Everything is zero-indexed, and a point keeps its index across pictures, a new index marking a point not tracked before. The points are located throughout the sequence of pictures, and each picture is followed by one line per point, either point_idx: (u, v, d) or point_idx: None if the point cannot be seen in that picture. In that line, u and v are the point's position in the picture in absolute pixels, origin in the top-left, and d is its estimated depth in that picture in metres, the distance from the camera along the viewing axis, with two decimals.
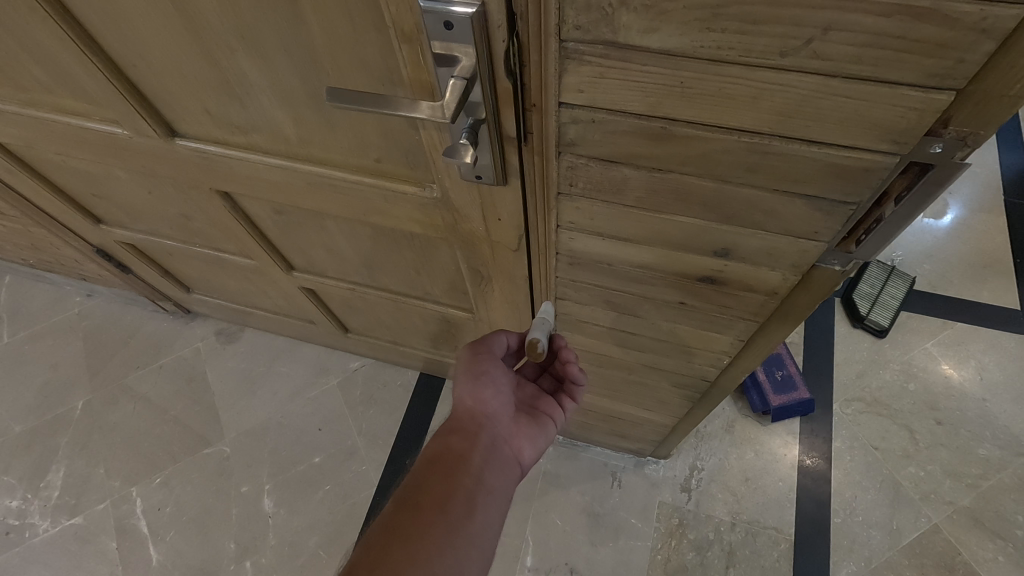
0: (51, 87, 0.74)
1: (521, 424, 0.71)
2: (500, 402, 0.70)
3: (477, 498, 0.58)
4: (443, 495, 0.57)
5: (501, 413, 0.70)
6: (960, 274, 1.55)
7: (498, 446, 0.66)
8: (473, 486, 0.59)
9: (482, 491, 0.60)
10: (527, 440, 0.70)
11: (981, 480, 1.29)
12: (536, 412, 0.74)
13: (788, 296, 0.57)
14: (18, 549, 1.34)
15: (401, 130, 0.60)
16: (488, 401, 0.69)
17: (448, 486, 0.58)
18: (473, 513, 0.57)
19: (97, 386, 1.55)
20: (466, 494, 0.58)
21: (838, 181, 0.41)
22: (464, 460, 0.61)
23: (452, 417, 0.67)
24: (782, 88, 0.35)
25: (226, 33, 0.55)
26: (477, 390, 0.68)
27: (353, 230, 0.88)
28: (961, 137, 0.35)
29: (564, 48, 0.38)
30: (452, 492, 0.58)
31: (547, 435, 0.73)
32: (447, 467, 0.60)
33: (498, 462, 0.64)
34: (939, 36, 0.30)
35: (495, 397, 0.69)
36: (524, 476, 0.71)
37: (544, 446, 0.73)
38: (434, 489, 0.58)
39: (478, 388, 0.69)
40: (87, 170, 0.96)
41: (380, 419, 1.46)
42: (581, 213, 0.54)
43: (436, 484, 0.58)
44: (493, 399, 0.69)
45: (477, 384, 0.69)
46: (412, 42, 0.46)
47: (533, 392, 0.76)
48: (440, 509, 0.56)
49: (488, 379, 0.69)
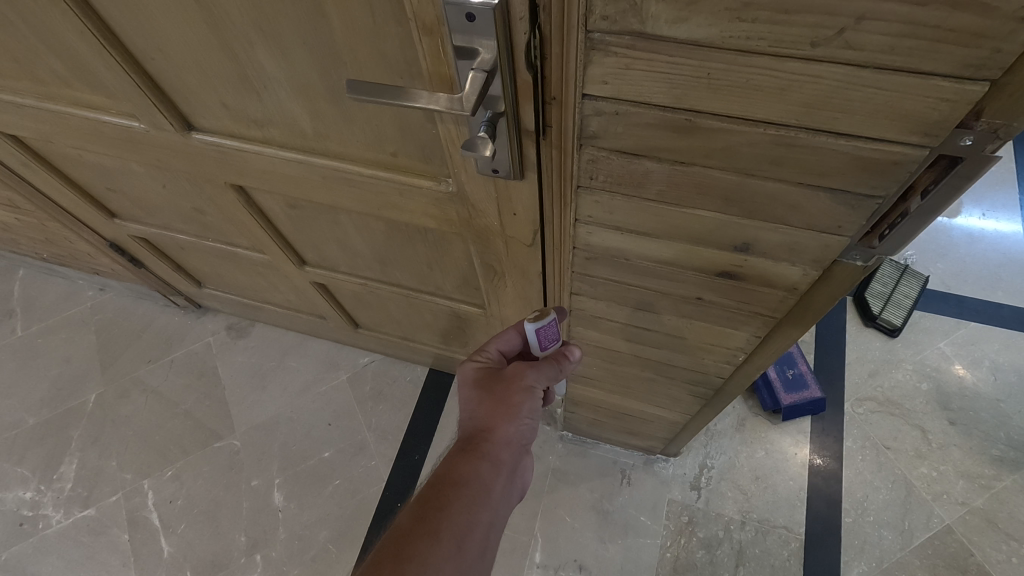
0: (69, 81, 0.74)
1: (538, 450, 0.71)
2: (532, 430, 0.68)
3: (489, 534, 0.59)
4: (461, 529, 0.57)
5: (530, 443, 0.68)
6: (974, 273, 1.54)
7: (518, 477, 0.66)
8: (491, 521, 0.60)
9: (495, 527, 0.60)
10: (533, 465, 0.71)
11: (994, 480, 1.28)
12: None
13: (807, 292, 0.56)
14: (31, 540, 1.35)
15: (418, 123, 0.60)
16: (526, 432, 0.66)
17: (468, 520, 0.58)
18: (484, 552, 0.58)
19: (110, 379, 1.56)
20: (483, 530, 0.58)
21: (865, 174, 0.40)
22: (490, 493, 0.60)
23: (484, 438, 0.64)
24: (811, 79, 0.35)
25: (246, 27, 0.55)
26: (523, 420, 0.65)
27: (366, 225, 0.88)
28: (993, 129, 0.35)
29: (590, 38, 0.38)
30: (471, 529, 0.57)
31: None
32: (471, 498, 0.59)
33: (512, 493, 0.65)
34: (974, 24, 0.29)
35: (532, 428, 0.67)
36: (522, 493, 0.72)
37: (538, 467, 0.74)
38: (455, 520, 0.57)
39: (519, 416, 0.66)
40: (103, 165, 0.97)
41: (389, 415, 1.46)
42: (600, 207, 0.53)
43: (458, 515, 0.57)
44: (530, 429, 0.67)
45: (524, 414, 0.65)
46: (433, 35, 0.46)
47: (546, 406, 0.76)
48: (457, 545, 0.55)
49: (529, 412, 0.66)
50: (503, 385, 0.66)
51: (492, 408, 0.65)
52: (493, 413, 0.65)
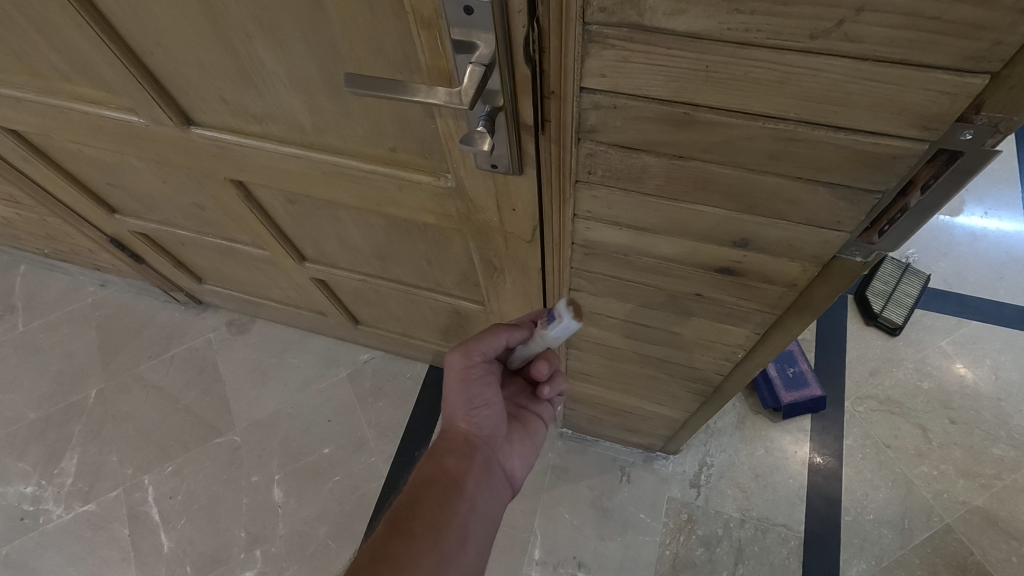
0: (68, 75, 0.74)
1: (514, 440, 0.73)
2: (494, 422, 0.70)
3: (470, 527, 0.60)
4: (435, 524, 0.58)
5: (495, 434, 0.70)
6: (976, 272, 1.53)
7: (490, 468, 0.68)
8: (466, 512, 0.61)
9: (475, 519, 0.62)
10: (518, 457, 0.73)
11: (995, 480, 1.28)
12: (526, 420, 0.76)
13: (807, 288, 0.56)
14: (32, 534, 1.35)
15: (417, 118, 0.60)
16: (483, 423, 0.69)
17: (442, 514, 0.59)
18: (465, 544, 0.59)
19: (111, 374, 1.57)
20: (459, 522, 0.60)
21: (865, 169, 0.40)
22: (459, 485, 0.63)
23: (444, 437, 0.68)
24: (810, 72, 0.35)
25: (244, 20, 0.55)
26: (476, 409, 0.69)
27: (366, 221, 0.88)
28: (993, 123, 0.34)
29: (587, 30, 0.38)
30: (445, 521, 0.59)
31: (535, 446, 0.76)
32: (442, 493, 0.62)
33: (488, 484, 0.66)
34: (975, 15, 0.29)
35: (491, 418, 0.69)
36: (515, 489, 0.73)
37: (533, 461, 0.76)
38: (428, 516, 0.58)
39: (473, 409, 0.68)
40: (103, 159, 0.97)
41: (389, 411, 1.47)
42: (599, 202, 0.53)
43: (431, 510, 0.59)
44: (489, 419, 0.69)
45: (473, 406, 0.68)
46: (431, 28, 0.46)
47: (525, 394, 0.78)
48: (433, 539, 0.57)
49: (482, 400, 0.68)
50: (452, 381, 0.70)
51: (446, 407, 0.69)
52: (449, 413, 0.69)
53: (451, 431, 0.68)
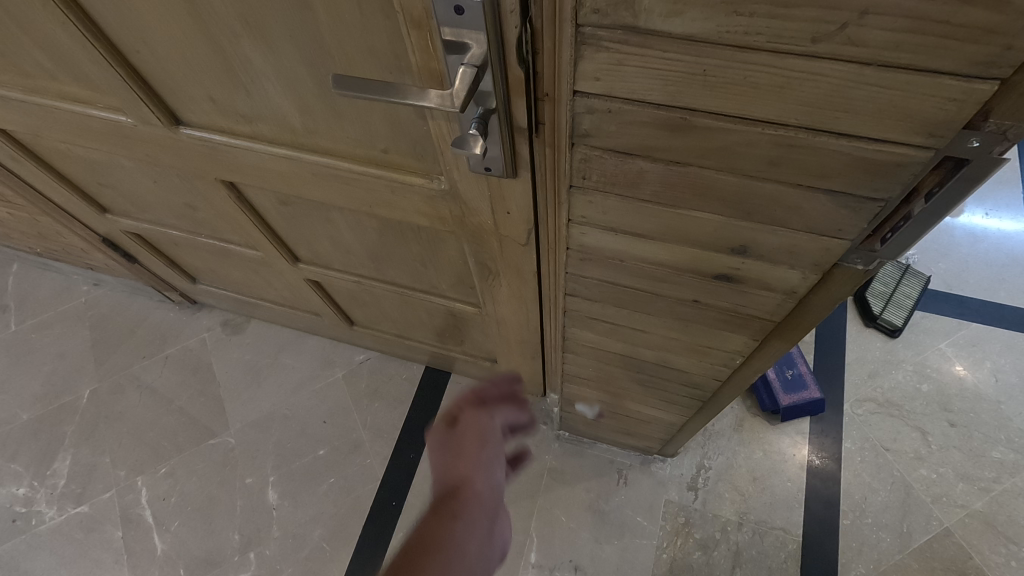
0: (54, 73, 0.73)
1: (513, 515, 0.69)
2: (500, 487, 0.66)
3: None
4: None
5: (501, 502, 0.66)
6: (976, 274, 1.52)
7: (497, 536, 0.62)
8: None
9: None
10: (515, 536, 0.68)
11: (994, 484, 1.27)
12: None
13: (806, 295, 0.54)
14: (24, 536, 1.34)
15: (408, 119, 0.58)
16: (493, 487, 0.65)
17: None
18: None
19: (104, 375, 1.55)
20: None
21: (868, 176, 0.39)
22: (461, 552, 0.57)
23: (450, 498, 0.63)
24: (812, 78, 0.34)
25: (230, 19, 0.53)
26: (487, 473, 0.66)
27: (360, 223, 0.86)
28: (1002, 131, 0.33)
29: (581, 32, 0.36)
30: None
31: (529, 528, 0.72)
32: (444, 562, 0.55)
33: (493, 552, 0.61)
34: (985, 20, 0.28)
35: (499, 484, 0.66)
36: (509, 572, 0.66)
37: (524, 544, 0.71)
38: None
39: (485, 471, 0.65)
40: (92, 159, 0.95)
41: (385, 412, 1.45)
42: (594, 207, 0.52)
43: None
44: (498, 485, 0.66)
45: (483, 467, 0.65)
46: (422, 28, 0.44)
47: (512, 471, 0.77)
48: None
49: (491, 462, 0.66)
50: (461, 438, 0.68)
51: (456, 468, 0.65)
52: (457, 473, 0.65)
53: (460, 492, 0.63)
